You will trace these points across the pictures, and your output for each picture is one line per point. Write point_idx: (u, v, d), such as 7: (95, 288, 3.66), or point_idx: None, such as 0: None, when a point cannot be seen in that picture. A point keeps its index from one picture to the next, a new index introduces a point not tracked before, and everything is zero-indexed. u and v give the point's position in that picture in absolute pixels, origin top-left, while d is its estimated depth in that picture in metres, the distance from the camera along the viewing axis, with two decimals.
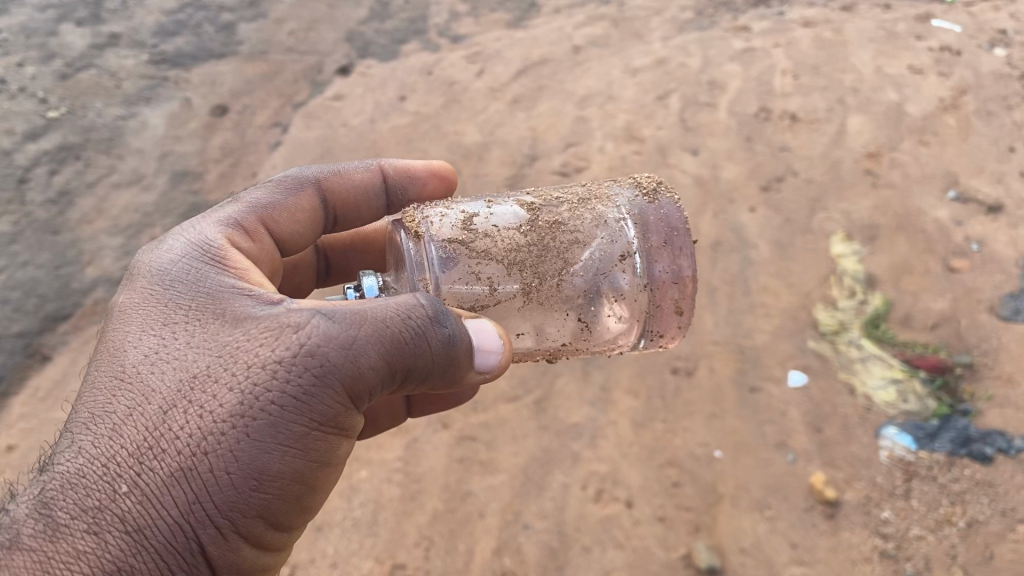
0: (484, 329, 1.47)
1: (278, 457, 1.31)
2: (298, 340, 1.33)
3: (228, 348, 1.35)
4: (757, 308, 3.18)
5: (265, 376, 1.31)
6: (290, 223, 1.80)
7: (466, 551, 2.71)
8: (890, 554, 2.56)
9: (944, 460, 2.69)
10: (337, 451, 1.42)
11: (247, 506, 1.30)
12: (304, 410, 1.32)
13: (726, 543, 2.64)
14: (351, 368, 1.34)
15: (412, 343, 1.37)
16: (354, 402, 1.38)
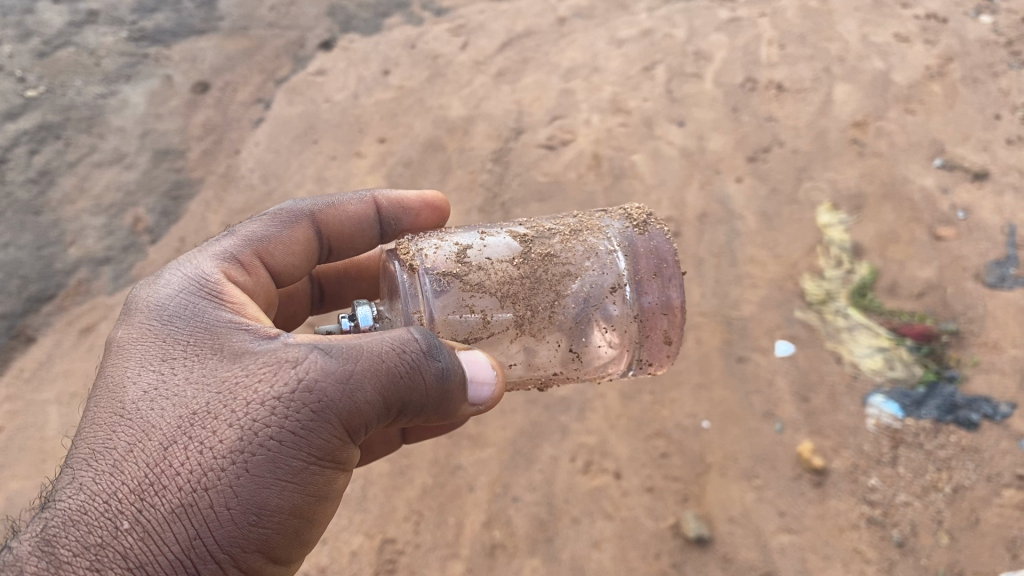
0: (478, 361, 1.46)
1: (276, 491, 1.30)
2: (296, 375, 1.33)
3: (227, 384, 1.35)
4: (744, 279, 3.18)
5: (264, 411, 1.31)
6: (285, 256, 1.78)
7: (455, 524, 2.71)
8: (877, 520, 2.57)
9: (930, 427, 2.71)
10: (335, 484, 1.40)
11: (246, 540, 1.28)
12: (302, 444, 1.32)
13: (715, 513, 2.65)
14: (349, 403, 1.33)
15: (405, 377, 1.36)
16: (350, 437, 1.37)
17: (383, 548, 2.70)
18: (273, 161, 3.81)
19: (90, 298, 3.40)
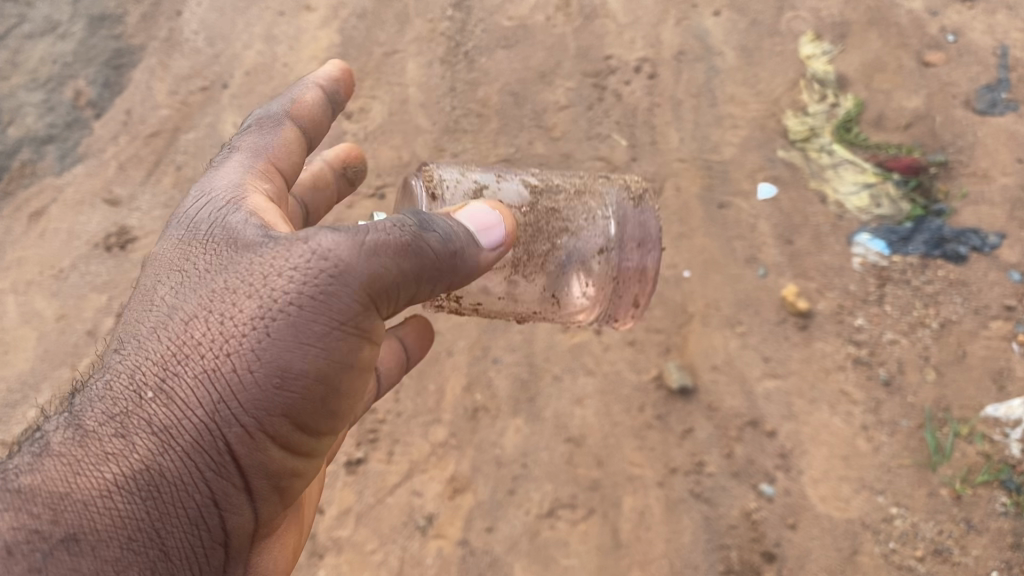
0: (480, 211, 1.41)
1: (299, 355, 1.25)
2: (310, 249, 1.27)
3: (242, 262, 1.31)
4: (724, 120, 3.02)
5: (280, 282, 1.26)
6: (288, 152, 1.66)
7: (436, 390, 2.66)
8: (863, 360, 2.52)
9: (917, 263, 2.64)
10: (364, 357, 1.33)
11: (271, 405, 1.25)
12: (321, 311, 1.25)
13: (698, 362, 2.58)
14: (367, 270, 1.26)
15: (413, 246, 1.30)
16: (375, 307, 1.30)
17: (364, 419, 2.65)
18: (218, 22, 3.54)
19: (36, 180, 3.23)
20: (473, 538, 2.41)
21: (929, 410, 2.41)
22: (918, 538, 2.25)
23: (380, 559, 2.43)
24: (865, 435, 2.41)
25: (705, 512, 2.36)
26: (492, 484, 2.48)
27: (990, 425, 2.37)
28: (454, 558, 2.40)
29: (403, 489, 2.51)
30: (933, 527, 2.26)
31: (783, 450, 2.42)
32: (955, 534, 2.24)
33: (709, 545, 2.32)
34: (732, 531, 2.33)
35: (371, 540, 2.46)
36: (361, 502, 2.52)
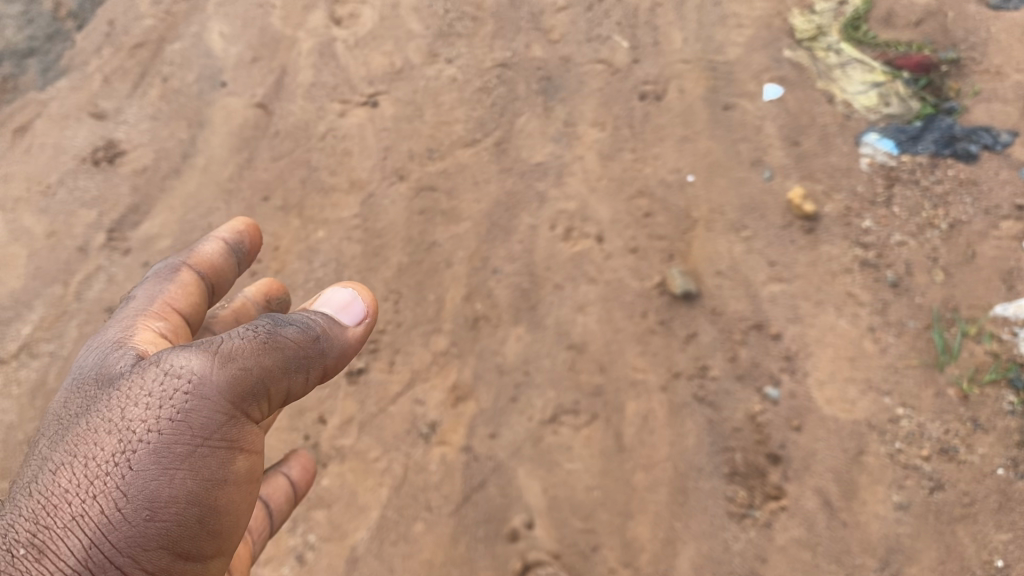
0: (334, 293, 1.45)
1: (165, 480, 1.18)
2: (166, 372, 1.24)
3: (108, 398, 1.26)
4: (728, 19, 2.93)
5: (141, 411, 1.21)
6: (189, 302, 1.64)
7: (436, 300, 2.54)
8: (871, 263, 2.46)
9: (927, 163, 2.57)
10: (241, 465, 1.29)
11: (145, 537, 1.16)
12: (181, 432, 1.21)
13: (702, 268, 2.52)
14: (222, 379, 1.23)
15: (271, 341, 1.28)
16: (240, 412, 1.26)
17: None
18: None
19: (19, 95, 3.13)
20: (477, 446, 2.31)
21: (937, 311, 2.36)
22: (923, 438, 2.20)
23: (384, 467, 2.30)
24: (871, 336, 2.37)
25: (709, 415, 2.30)
26: (494, 393, 2.38)
27: (999, 325, 2.31)
28: (458, 464, 2.28)
29: (405, 399, 2.39)
30: (940, 426, 2.21)
31: (788, 353, 2.37)
32: (961, 433, 2.20)
33: (714, 448, 2.25)
34: (736, 434, 2.26)
35: (375, 448, 2.33)
36: (363, 411, 2.38)
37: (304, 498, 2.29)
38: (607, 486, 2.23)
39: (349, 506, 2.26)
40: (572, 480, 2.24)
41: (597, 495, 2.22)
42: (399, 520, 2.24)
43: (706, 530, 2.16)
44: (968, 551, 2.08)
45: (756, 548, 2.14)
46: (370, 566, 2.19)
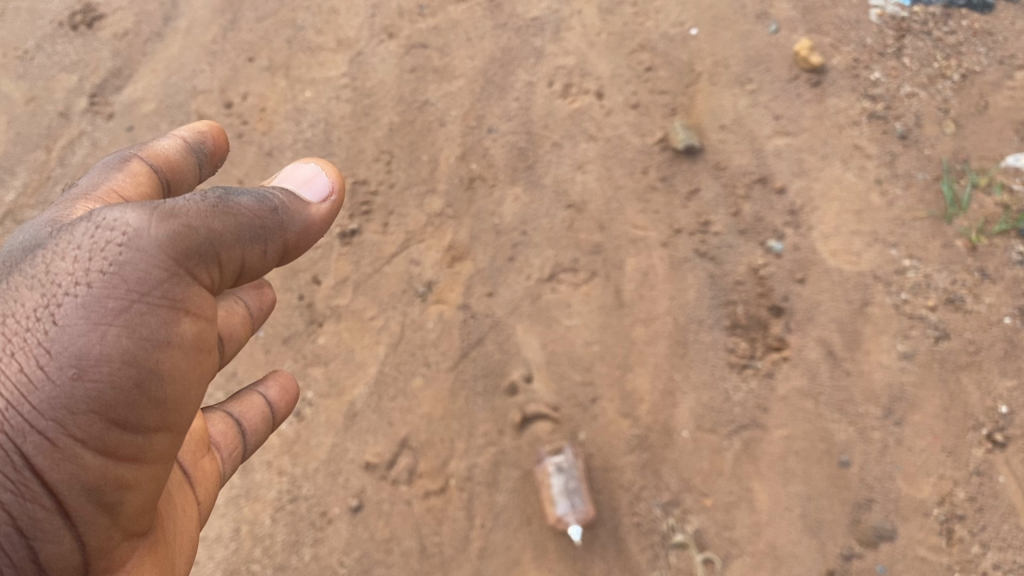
0: (296, 169, 1.27)
1: (93, 338, 0.93)
2: (95, 223, 0.97)
3: (24, 262, 1.00)
4: None
5: (64, 264, 0.95)
6: (142, 197, 1.23)
7: (429, 162, 2.46)
8: (879, 116, 2.38)
9: (939, 14, 2.52)
10: (190, 332, 1.03)
11: (70, 400, 0.92)
12: (114, 286, 0.95)
13: (704, 123, 2.44)
14: (164, 231, 0.98)
15: (224, 207, 1.05)
16: (187, 272, 1.01)
17: (356, 191, 2.45)
18: None
19: None
20: (474, 304, 2.25)
21: (947, 163, 2.30)
22: (930, 288, 2.16)
23: (381, 326, 2.25)
24: (878, 189, 2.29)
25: (710, 270, 2.24)
26: (492, 252, 2.32)
27: (1010, 177, 2.26)
28: (456, 322, 2.24)
29: (401, 259, 2.33)
30: (946, 277, 2.17)
31: (792, 207, 2.29)
32: (968, 283, 2.15)
33: (715, 302, 2.21)
34: (739, 287, 2.22)
35: (372, 308, 2.28)
36: (358, 271, 2.33)
37: (301, 355, 2.25)
38: (607, 341, 2.19)
39: (347, 362, 2.22)
40: (571, 336, 2.20)
41: (596, 350, 2.18)
42: (397, 376, 2.19)
43: (706, 381, 2.12)
44: (972, 398, 2.04)
45: (758, 398, 2.09)
46: (368, 420, 2.15)
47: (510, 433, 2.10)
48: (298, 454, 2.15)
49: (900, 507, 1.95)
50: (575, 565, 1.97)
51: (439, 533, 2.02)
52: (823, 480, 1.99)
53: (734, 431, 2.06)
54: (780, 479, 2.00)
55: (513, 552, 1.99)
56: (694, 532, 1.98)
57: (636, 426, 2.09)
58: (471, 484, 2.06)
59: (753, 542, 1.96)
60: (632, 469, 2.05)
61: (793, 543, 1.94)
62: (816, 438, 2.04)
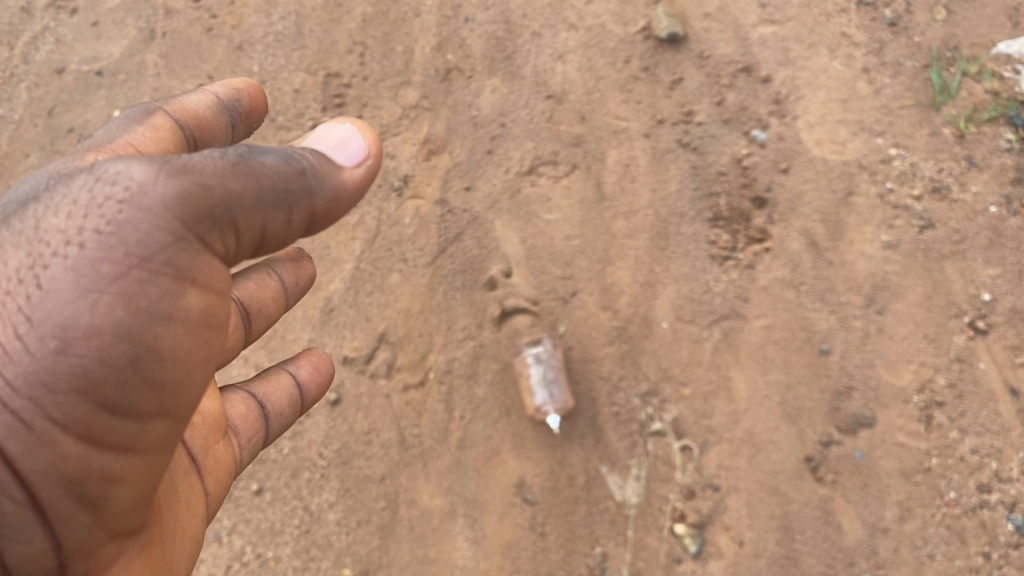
0: (330, 134, 1.08)
1: (84, 307, 0.84)
2: (96, 178, 0.88)
3: (27, 217, 0.92)
4: None
5: (59, 225, 0.87)
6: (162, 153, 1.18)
7: (404, 52, 2.41)
8: (868, 3, 2.31)
9: None
10: (199, 308, 0.90)
11: (53, 376, 0.84)
12: (109, 249, 0.85)
13: (689, 11, 2.36)
14: (167, 189, 0.86)
15: (245, 163, 0.93)
16: (195, 238, 0.89)
17: (328, 84, 2.40)
18: None
19: None
20: (452, 199, 2.22)
21: (937, 51, 2.23)
22: (916, 178, 2.10)
23: (357, 222, 2.23)
24: (866, 78, 2.23)
25: (693, 161, 2.20)
26: (469, 145, 2.28)
27: (1000, 65, 2.21)
28: (433, 218, 2.20)
29: None
30: (932, 166, 2.11)
31: (777, 97, 2.24)
32: (955, 172, 2.10)
33: (697, 194, 2.16)
34: (721, 179, 2.17)
35: (347, 203, 2.25)
36: None
37: None
38: (587, 235, 2.15)
39: (322, 259, 2.20)
40: (551, 230, 2.16)
41: (576, 244, 2.15)
42: (374, 272, 2.17)
43: (686, 273, 2.09)
44: (955, 286, 2.00)
45: (738, 288, 2.06)
46: (346, 315, 2.13)
47: (488, 327, 2.08)
48: (275, 349, 2.13)
49: (879, 394, 1.93)
50: (554, 454, 1.98)
51: (419, 425, 2.02)
52: (802, 369, 1.98)
53: (714, 322, 2.04)
54: (759, 368, 1.99)
55: (493, 442, 2.00)
56: (673, 421, 1.98)
57: (616, 318, 2.07)
58: (450, 377, 2.05)
59: (731, 429, 1.96)
60: (611, 360, 2.04)
61: (772, 431, 1.94)
62: (796, 327, 2.01)
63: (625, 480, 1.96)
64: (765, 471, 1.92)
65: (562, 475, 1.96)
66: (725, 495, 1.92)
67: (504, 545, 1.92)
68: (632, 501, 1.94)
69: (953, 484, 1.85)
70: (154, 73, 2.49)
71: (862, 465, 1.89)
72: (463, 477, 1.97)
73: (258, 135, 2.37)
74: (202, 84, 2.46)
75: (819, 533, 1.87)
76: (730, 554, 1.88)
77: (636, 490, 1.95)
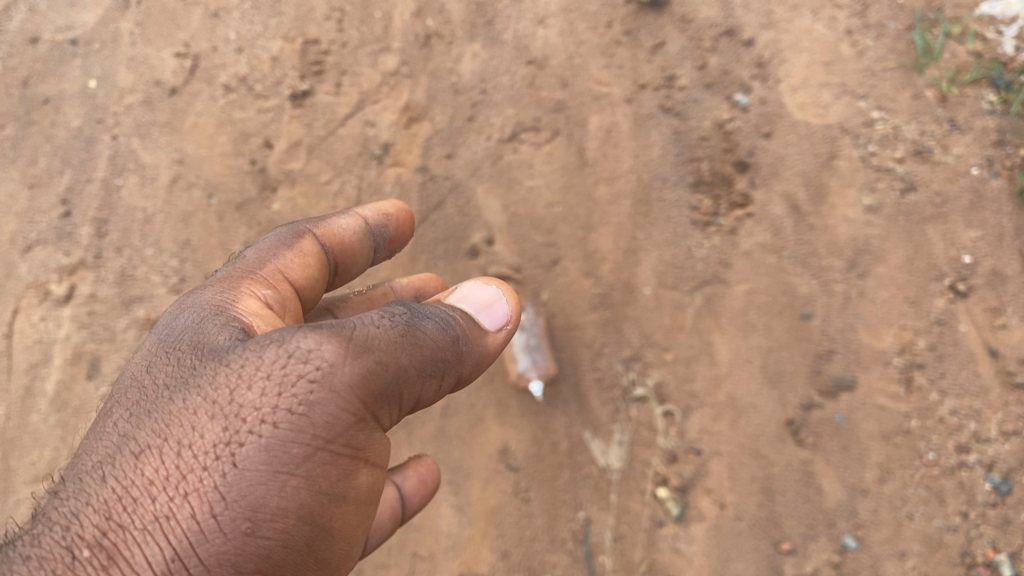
0: (472, 295, 1.19)
1: (274, 488, 0.96)
2: (283, 356, 0.98)
3: (204, 375, 1.01)
4: None
5: (250, 401, 0.97)
6: (306, 276, 1.28)
7: (382, 18, 2.37)
8: None
9: None
10: (365, 485, 1.07)
11: (241, 556, 0.94)
12: (300, 432, 0.96)
13: None
14: (355, 371, 0.98)
15: (409, 338, 1.04)
16: (370, 418, 1.02)
17: (306, 51, 2.38)
18: None
19: None
20: (433, 166, 2.23)
21: (920, 12, 2.20)
22: (898, 141, 2.09)
23: (337, 190, 2.23)
24: (849, 41, 2.20)
25: (675, 126, 2.19)
26: (450, 113, 2.27)
27: (984, 26, 2.18)
28: (414, 186, 2.21)
29: (356, 121, 2.28)
30: (915, 129, 2.10)
31: (760, 60, 2.22)
32: (937, 135, 2.08)
33: (680, 159, 2.15)
34: (704, 143, 2.16)
35: (327, 172, 2.25)
36: (312, 135, 2.29)
37: (256, 222, 2.22)
38: (569, 202, 2.15)
39: None
40: (533, 198, 2.16)
41: (558, 212, 2.14)
42: None
43: (669, 238, 2.09)
44: (936, 249, 1.99)
45: (720, 254, 2.06)
46: None
47: None
48: None
49: (860, 357, 1.94)
50: (538, 420, 2.00)
51: None
52: (784, 333, 1.99)
53: (697, 288, 2.04)
54: (741, 332, 2.00)
55: (477, 409, 2.02)
56: (655, 386, 1.99)
57: (598, 285, 2.08)
58: None
59: (713, 394, 1.97)
60: (594, 327, 2.05)
61: (753, 395, 1.96)
62: (778, 292, 2.02)
63: (608, 446, 1.98)
64: (747, 435, 1.94)
65: (546, 441, 1.99)
66: (707, 458, 1.94)
67: (487, 511, 1.97)
68: (615, 465, 1.96)
69: (933, 446, 1.87)
70: (129, 42, 2.46)
71: (842, 428, 1.91)
72: (447, 445, 2.01)
73: (235, 103, 2.34)
74: (179, 52, 2.42)
75: (800, 495, 1.89)
76: (712, 516, 1.91)
77: (619, 455, 1.97)
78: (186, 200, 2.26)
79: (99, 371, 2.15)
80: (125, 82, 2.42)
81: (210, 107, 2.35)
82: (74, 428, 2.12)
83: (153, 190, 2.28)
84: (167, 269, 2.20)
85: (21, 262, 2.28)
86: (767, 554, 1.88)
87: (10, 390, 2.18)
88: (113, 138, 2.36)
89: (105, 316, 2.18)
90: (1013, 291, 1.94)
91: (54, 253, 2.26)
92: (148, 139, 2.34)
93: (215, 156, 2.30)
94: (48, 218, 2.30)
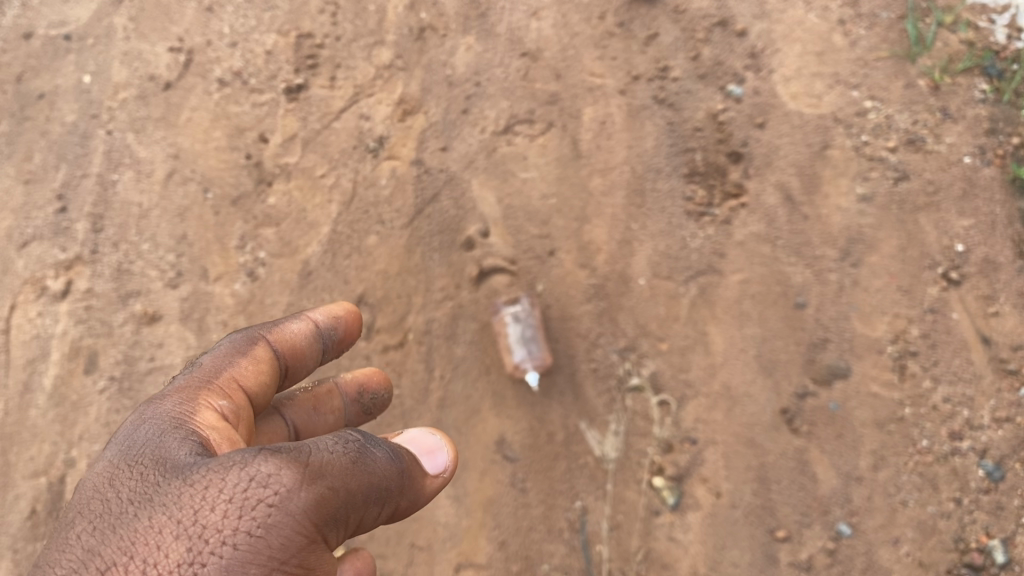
0: (417, 436, 1.32)
1: None
2: (245, 479, 1.08)
3: (170, 496, 1.10)
4: None
5: (213, 522, 1.06)
6: (259, 383, 1.39)
7: (376, 12, 2.38)
8: None
9: None
10: None
11: None
12: (256, 552, 1.05)
13: None
14: (310, 496, 1.08)
15: (359, 466, 1.15)
16: (321, 540, 1.10)
17: (300, 45, 2.38)
18: None
19: None
20: (428, 159, 2.23)
21: (913, 1, 2.20)
22: (891, 130, 2.10)
23: (332, 184, 2.22)
24: (841, 30, 2.21)
25: (669, 117, 2.19)
26: (445, 105, 2.28)
27: (976, 14, 2.20)
28: (409, 179, 2.21)
29: (351, 114, 2.29)
30: (907, 118, 2.10)
31: (754, 50, 2.22)
32: (930, 124, 2.09)
33: (674, 149, 2.16)
34: (697, 134, 2.17)
35: (322, 165, 2.25)
36: (307, 129, 2.29)
37: (252, 216, 2.21)
38: (564, 194, 2.16)
39: (298, 222, 2.20)
40: (527, 190, 2.17)
41: (553, 204, 2.15)
42: (351, 234, 2.17)
43: (663, 229, 2.10)
44: (929, 237, 2.01)
45: (715, 244, 2.07)
46: (324, 279, 2.14)
47: (467, 287, 2.10)
48: (254, 314, 2.14)
49: (854, 345, 1.96)
50: (534, 411, 2.01)
51: (399, 386, 2.06)
52: (778, 322, 2.00)
53: (691, 278, 2.05)
54: (735, 321, 2.01)
55: (474, 401, 2.03)
56: (651, 376, 2.01)
57: (593, 276, 2.08)
58: (430, 337, 2.08)
59: (708, 383, 1.98)
60: (589, 318, 2.06)
61: (748, 383, 1.97)
62: (772, 281, 2.03)
63: (604, 436, 1.99)
64: (742, 424, 1.95)
65: (542, 432, 2.00)
66: (702, 448, 1.96)
67: (484, 502, 1.98)
68: (611, 456, 1.98)
69: (927, 433, 1.88)
70: (123, 37, 2.46)
71: (836, 416, 1.92)
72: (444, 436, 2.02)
73: (230, 98, 2.35)
74: (173, 46, 2.43)
75: (795, 483, 1.90)
76: (707, 505, 1.93)
77: (615, 445, 1.98)
78: (181, 194, 2.26)
79: (96, 366, 2.15)
80: (119, 77, 2.42)
81: (204, 101, 2.36)
82: (73, 423, 2.12)
83: (149, 185, 2.28)
84: (163, 264, 2.20)
85: (18, 258, 2.27)
86: (762, 541, 1.89)
87: (10, 386, 2.19)
88: (108, 133, 2.36)
89: (102, 311, 2.18)
90: (1005, 279, 1.96)
91: (51, 248, 2.26)
92: (144, 134, 2.34)
93: (211, 151, 2.30)
94: (45, 213, 2.30)
